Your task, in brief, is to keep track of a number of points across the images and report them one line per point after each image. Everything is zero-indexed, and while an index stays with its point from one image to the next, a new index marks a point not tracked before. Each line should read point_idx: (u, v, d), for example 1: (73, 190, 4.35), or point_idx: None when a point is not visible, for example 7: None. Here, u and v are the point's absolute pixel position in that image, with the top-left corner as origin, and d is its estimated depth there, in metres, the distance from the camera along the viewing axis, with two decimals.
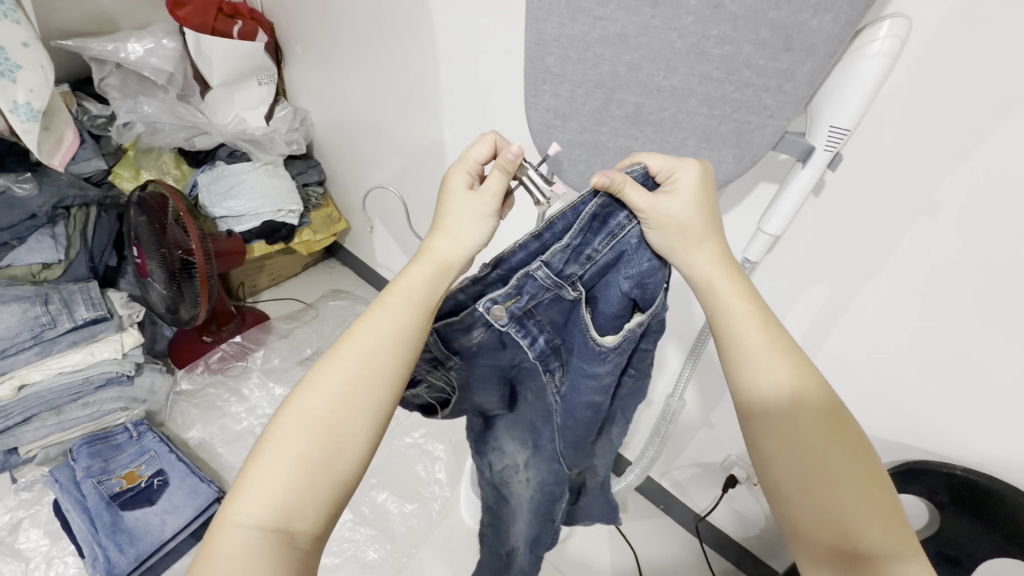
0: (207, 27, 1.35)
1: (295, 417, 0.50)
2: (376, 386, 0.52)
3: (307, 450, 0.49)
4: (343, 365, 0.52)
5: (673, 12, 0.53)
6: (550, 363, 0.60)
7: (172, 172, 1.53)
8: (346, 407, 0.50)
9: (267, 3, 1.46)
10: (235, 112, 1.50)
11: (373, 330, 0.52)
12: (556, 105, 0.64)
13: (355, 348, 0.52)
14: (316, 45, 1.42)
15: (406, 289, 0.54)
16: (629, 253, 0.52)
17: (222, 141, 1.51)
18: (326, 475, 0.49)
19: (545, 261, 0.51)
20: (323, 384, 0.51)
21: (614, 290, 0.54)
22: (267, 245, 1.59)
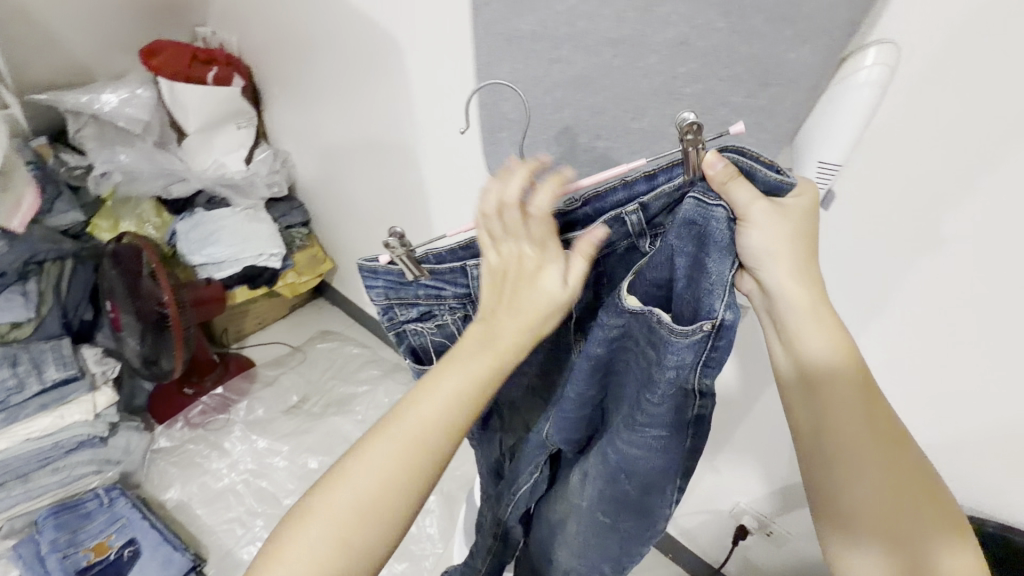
0: (181, 75, 1.33)
1: (366, 457, 0.45)
2: (453, 434, 0.46)
3: (368, 494, 0.44)
4: (420, 404, 0.46)
5: (637, 52, 0.48)
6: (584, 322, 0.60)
7: (152, 221, 1.49)
8: (419, 454, 0.45)
9: (243, 46, 1.44)
10: (215, 158, 1.48)
11: (461, 372, 0.47)
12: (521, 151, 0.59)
13: (431, 400, 0.46)
14: (293, 86, 1.40)
15: (485, 334, 0.48)
16: (700, 223, 0.46)
17: (200, 187, 1.47)
18: (377, 531, 0.44)
19: (641, 204, 0.49)
20: (390, 437, 0.46)
21: (663, 252, 0.49)
22: (250, 290, 1.55)
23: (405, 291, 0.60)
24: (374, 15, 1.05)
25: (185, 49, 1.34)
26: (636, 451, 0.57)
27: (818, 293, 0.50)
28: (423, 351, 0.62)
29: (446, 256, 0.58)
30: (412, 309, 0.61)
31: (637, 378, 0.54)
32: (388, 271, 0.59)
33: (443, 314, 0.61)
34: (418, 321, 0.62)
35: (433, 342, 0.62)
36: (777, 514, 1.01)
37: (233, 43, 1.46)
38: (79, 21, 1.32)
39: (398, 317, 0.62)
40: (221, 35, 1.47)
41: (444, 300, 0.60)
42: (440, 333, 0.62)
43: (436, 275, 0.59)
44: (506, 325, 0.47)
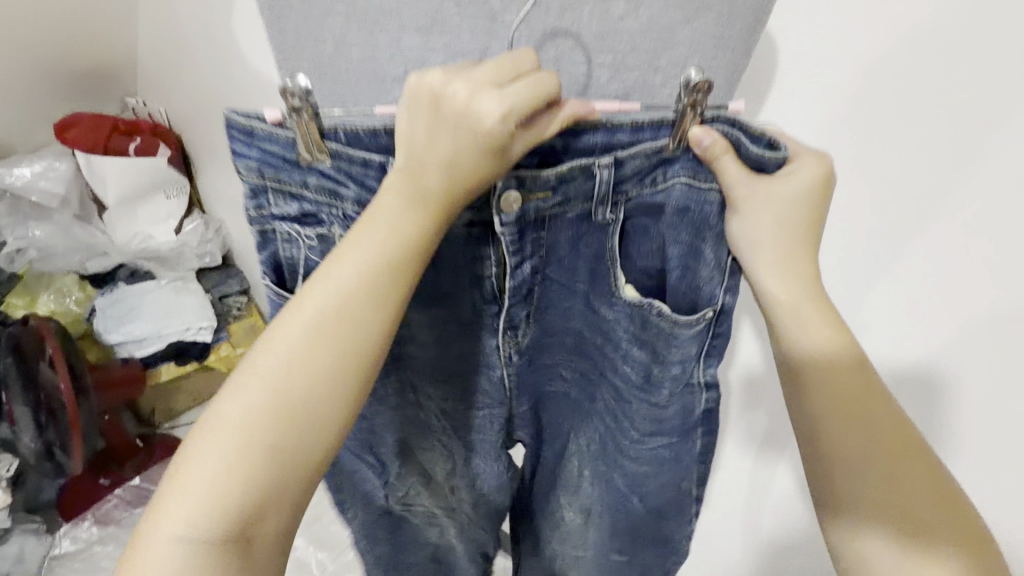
0: (99, 146, 1.30)
1: (207, 442, 0.35)
2: (322, 376, 0.37)
3: (225, 485, 0.34)
4: (268, 357, 0.37)
5: None
6: (517, 311, 0.49)
7: (73, 295, 1.35)
8: (275, 417, 0.36)
9: (173, 115, 1.39)
10: (140, 229, 1.39)
11: (314, 311, 0.37)
12: None
13: (318, 306, 0.37)
14: (219, 152, 1.33)
15: (392, 220, 0.38)
16: (694, 209, 0.44)
17: (122, 261, 1.40)
18: (286, 471, 0.36)
19: (617, 158, 0.42)
20: (268, 365, 0.37)
21: (653, 236, 0.47)
22: (177, 367, 1.42)
23: (292, 173, 0.42)
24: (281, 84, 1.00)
25: (105, 123, 1.33)
26: (636, 466, 0.58)
27: (804, 273, 0.46)
28: (289, 264, 0.47)
29: (363, 140, 0.41)
30: (293, 201, 0.44)
31: (613, 386, 0.55)
32: (273, 137, 0.41)
33: (332, 225, 0.45)
34: (296, 220, 0.45)
35: (307, 257, 0.46)
36: None
37: (162, 112, 1.41)
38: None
39: (269, 207, 0.44)
40: (151, 105, 1.43)
41: (341, 207, 0.44)
42: (319, 249, 0.46)
43: (344, 163, 0.42)
44: (362, 240, 0.38)
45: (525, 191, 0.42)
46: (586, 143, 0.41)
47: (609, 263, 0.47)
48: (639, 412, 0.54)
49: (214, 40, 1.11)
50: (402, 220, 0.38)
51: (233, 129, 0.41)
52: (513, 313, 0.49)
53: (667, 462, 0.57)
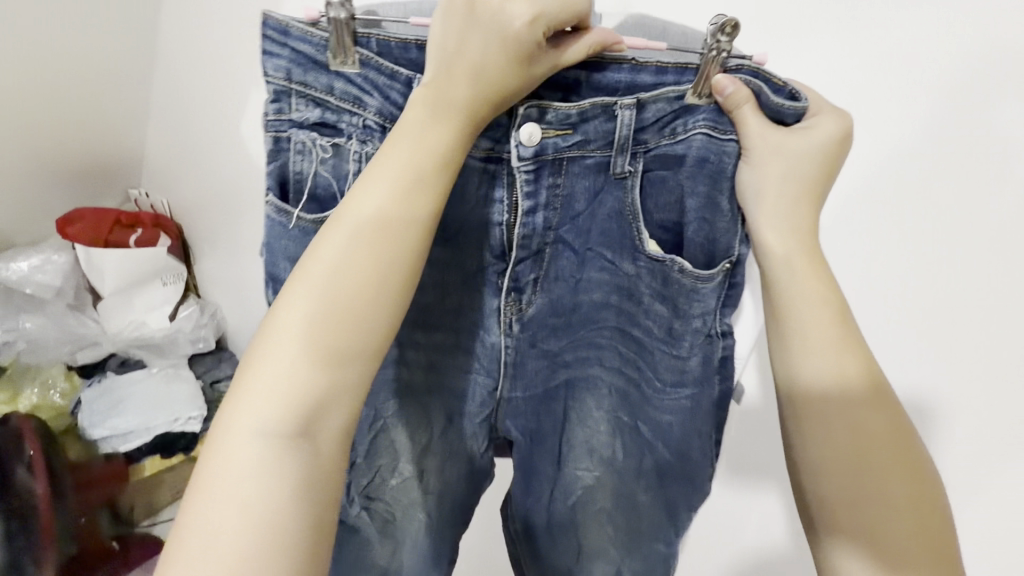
0: (99, 239, 1.32)
1: (259, 369, 0.37)
2: (356, 291, 0.38)
3: (279, 403, 0.36)
4: (305, 284, 0.38)
5: None
6: (523, 271, 0.48)
7: (58, 387, 1.32)
8: (317, 337, 0.37)
9: (174, 206, 1.43)
10: (134, 316, 1.38)
11: (347, 230, 0.39)
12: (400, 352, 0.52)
13: (359, 217, 0.39)
14: (219, 241, 1.37)
15: (422, 134, 0.40)
16: (715, 159, 0.44)
17: (113, 350, 1.37)
18: (351, 366, 0.38)
19: (639, 101, 0.42)
20: (310, 278, 0.38)
21: (671, 186, 0.46)
22: (161, 460, 1.35)
23: (320, 79, 0.44)
24: None
25: (107, 216, 1.35)
26: (663, 420, 0.51)
27: (803, 242, 0.44)
28: (296, 178, 0.45)
29: (396, 51, 0.44)
30: (316, 108, 0.45)
31: (636, 339, 0.50)
32: (309, 39, 0.43)
33: (351, 135, 0.46)
34: (312, 128, 0.45)
35: (316, 172, 0.46)
36: None
37: (164, 204, 1.45)
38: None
39: (290, 113, 0.45)
40: (153, 197, 1.47)
41: (362, 116, 0.45)
42: (331, 164, 0.46)
43: (372, 73, 0.44)
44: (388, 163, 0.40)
45: (544, 124, 0.43)
46: (605, 82, 0.43)
47: (633, 216, 0.46)
48: (663, 365, 0.49)
49: (224, 141, 1.17)
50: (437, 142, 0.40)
51: (268, 31, 0.43)
52: (520, 270, 0.49)
53: (689, 415, 0.49)
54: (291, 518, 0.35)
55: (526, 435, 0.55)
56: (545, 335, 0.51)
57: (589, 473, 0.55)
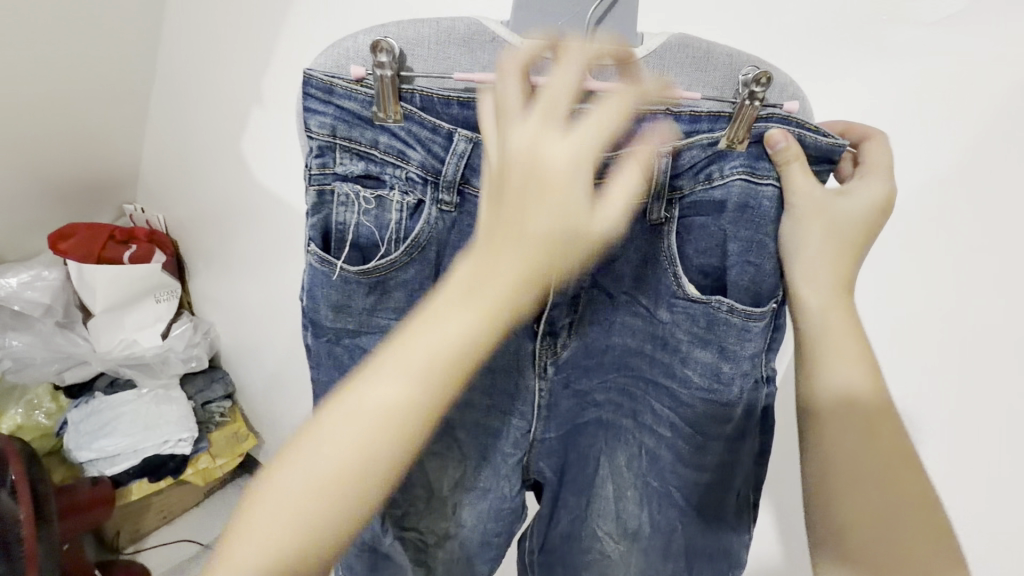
0: (92, 256, 1.28)
1: (291, 465, 0.33)
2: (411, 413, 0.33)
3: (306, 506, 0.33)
4: (359, 394, 0.33)
5: None
6: (558, 317, 0.43)
7: (45, 406, 1.28)
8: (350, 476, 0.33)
9: (171, 221, 1.41)
10: (124, 335, 1.33)
11: (416, 345, 0.33)
12: None
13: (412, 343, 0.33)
14: (216, 258, 1.34)
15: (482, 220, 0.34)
16: (757, 205, 0.38)
17: (103, 369, 1.32)
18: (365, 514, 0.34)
19: (673, 149, 0.37)
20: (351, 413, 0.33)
21: (712, 231, 0.39)
22: (150, 484, 1.32)
23: (364, 133, 0.36)
24: (289, 199, 1.04)
25: (100, 233, 1.32)
26: (689, 476, 0.45)
27: (847, 290, 0.41)
28: (337, 229, 0.38)
29: (438, 107, 0.36)
30: (361, 161, 0.37)
31: (667, 390, 0.44)
32: (353, 96, 0.35)
33: (396, 188, 0.38)
34: (356, 180, 0.38)
35: (359, 225, 0.38)
36: None
37: (160, 219, 1.43)
38: None
39: (333, 167, 0.37)
40: (149, 212, 1.44)
41: (406, 170, 0.38)
42: (372, 215, 0.38)
43: (415, 128, 0.36)
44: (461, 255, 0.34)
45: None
46: (640, 131, 0.37)
47: (668, 263, 0.40)
48: (704, 416, 0.42)
49: (223, 156, 1.15)
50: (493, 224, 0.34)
51: (309, 88, 0.35)
52: (554, 317, 0.43)
53: (721, 472, 0.45)
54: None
55: (559, 472, 0.51)
56: (578, 375, 0.47)
57: (614, 532, 0.52)
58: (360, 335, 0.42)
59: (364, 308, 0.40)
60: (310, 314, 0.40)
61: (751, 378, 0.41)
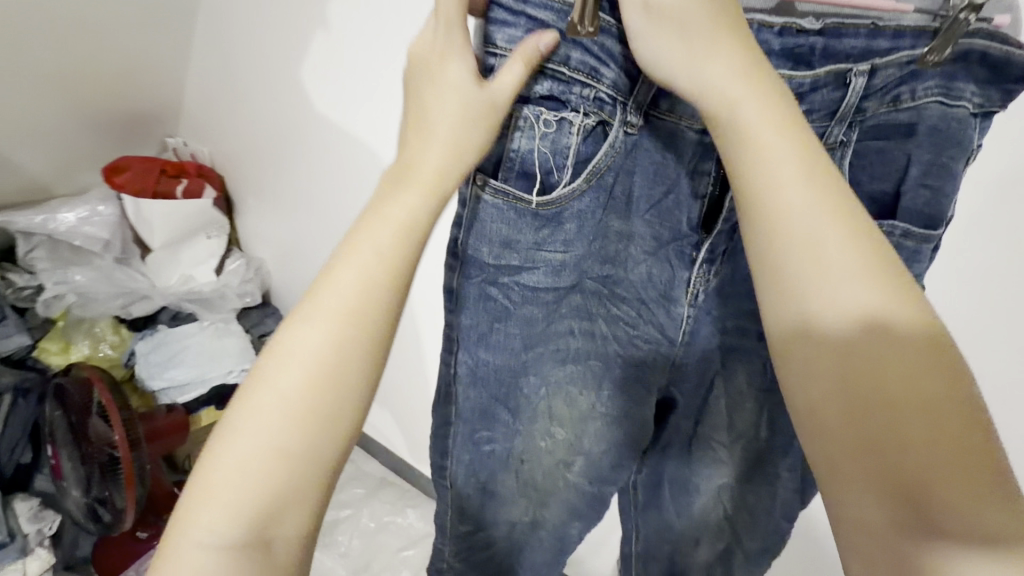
0: (147, 190, 1.30)
1: (292, 363, 0.39)
2: (373, 310, 0.40)
3: (295, 412, 0.39)
4: (325, 301, 0.40)
5: (670, 215, 0.48)
6: (716, 245, 0.48)
7: (108, 339, 1.32)
8: (274, 429, 0.39)
9: (216, 156, 1.39)
10: (181, 271, 1.39)
11: (368, 251, 0.40)
12: (522, 337, 0.50)
13: (299, 345, 0.39)
14: (266, 192, 1.32)
15: (311, 317, 0.40)
16: (948, 127, 0.41)
17: (164, 303, 1.36)
18: (307, 459, 0.39)
19: (872, 67, 0.40)
20: (269, 387, 0.39)
21: (893, 155, 0.43)
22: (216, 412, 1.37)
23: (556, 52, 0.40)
24: (352, 131, 1.02)
25: (154, 165, 1.34)
26: None
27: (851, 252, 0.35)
28: (511, 155, 0.43)
29: None
30: (548, 81, 0.41)
31: None
32: (548, 5, 0.39)
33: (578, 109, 0.42)
34: (537, 102, 0.42)
35: (534, 148, 0.42)
36: None
37: (204, 153, 1.40)
38: (38, 141, 1.23)
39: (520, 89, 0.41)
40: (192, 145, 1.42)
41: (596, 90, 0.41)
42: (550, 139, 0.43)
43: (608, 42, 0.40)
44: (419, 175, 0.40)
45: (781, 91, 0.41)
46: (838, 49, 0.40)
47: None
48: None
49: (277, 85, 1.13)
50: (462, 123, 0.39)
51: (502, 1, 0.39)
52: (713, 244, 0.49)
53: None
54: (304, 514, 0.40)
55: (682, 388, 0.56)
56: (723, 302, 0.51)
57: (729, 441, 0.57)
58: (523, 272, 0.47)
59: (530, 245, 0.46)
60: (471, 251, 0.45)
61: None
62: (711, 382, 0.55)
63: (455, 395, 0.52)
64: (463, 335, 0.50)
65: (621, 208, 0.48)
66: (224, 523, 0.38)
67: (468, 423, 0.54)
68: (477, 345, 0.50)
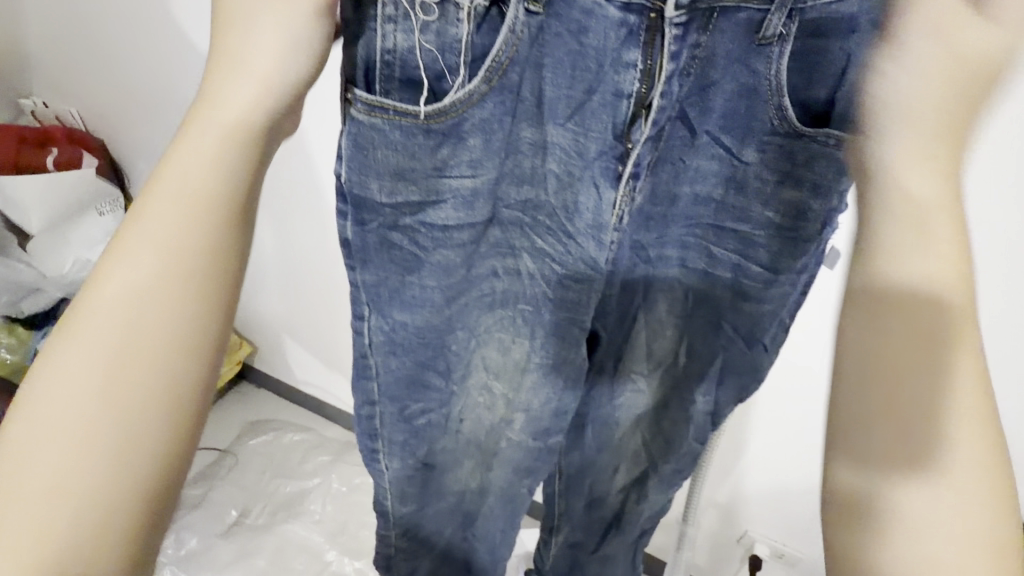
0: (9, 164, 1.12)
1: (78, 339, 0.32)
2: (190, 256, 0.34)
3: (90, 394, 0.32)
4: (129, 255, 0.33)
5: (586, 117, 0.41)
6: (643, 156, 0.42)
7: (2, 341, 1.16)
8: (75, 414, 0.31)
9: (87, 116, 1.19)
10: (75, 253, 1.19)
11: (178, 181, 0.34)
12: (436, 283, 0.47)
13: (97, 311, 0.33)
14: (157, 154, 1.15)
15: (116, 276, 0.33)
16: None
17: (63, 294, 1.17)
18: (112, 450, 0.31)
19: None
20: (59, 370, 0.32)
21: (832, 56, 0.38)
22: None
23: None
24: None
25: (8, 133, 1.13)
26: (761, 308, 0.49)
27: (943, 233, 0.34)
28: (385, 55, 0.36)
29: None
30: None
31: (736, 232, 0.47)
32: None
33: None
34: None
35: (415, 44, 0.36)
36: (780, 535, 0.94)
37: (72, 114, 1.20)
38: None
39: None
40: (54, 105, 1.20)
41: None
42: (436, 31, 0.37)
43: None
44: (229, 110, 0.33)
45: None
46: None
47: (772, 93, 0.40)
48: (772, 252, 0.46)
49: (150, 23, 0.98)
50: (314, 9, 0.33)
51: None
52: (639, 156, 0.42)
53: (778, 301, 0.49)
54: (131, 515, 0.32)
55: (614, 326, 0.56)
56: (646, 225, 0.48)
57: (641, 366, 0.59)
58: (425, 209, 0.43)
59: (432, 172, 0.41)
60: (358, 188, 0.40)
61: (836, 215, 0.43)
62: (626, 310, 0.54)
63: (374, 364, 0.50)
64: (371, 295, 0.46)
65: (532, 114, 0.42)
66: (12, 539, 0.30)
67: (392, 395, 0.52)
68: (391, 304, 0.47)
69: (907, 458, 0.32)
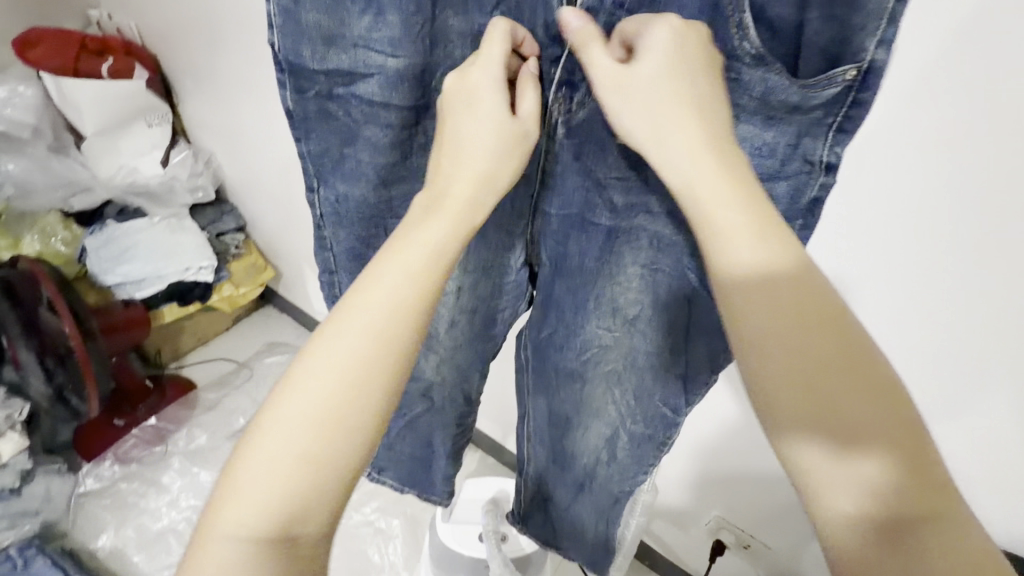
0: (68, 68, 1.20)
1: (338, 333, 0.39)
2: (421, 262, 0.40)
3: (343, 380, 0.38)
4: (387, 268, 0.40)
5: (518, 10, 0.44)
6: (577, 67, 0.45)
7: (59, 234, 1.26)
8: (335, 393, 0.37)
9: (144, 31, 1.26)
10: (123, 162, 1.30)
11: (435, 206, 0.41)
12: (370, 160, 0.50)
13: (356, 314, 0.39)
14: (201, 72, 1.21)
15: (377, 286, 0.39)
16: None
17: (108, 197, 1.29)
18: (350, 427, 0.37)
19: None
20: (323, 357, 0.38)
21: None
22: (180, 309, 1.34)
23: None
24: None
25: (71, 41, 1.22)
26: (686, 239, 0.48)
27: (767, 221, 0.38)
28: None
29: None
30: None
31: None
32: None
33: None
34: None
35: None
36: (746, 523, 0.93)
37: (132, 28, 1.27)
38: None
39: None
40: (117, 19, 1.28)
41: None
42: None
43: None
44: (472, 140, 0.42)
45: None
46: None
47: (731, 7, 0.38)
48: None
49: None
50: None
51: None
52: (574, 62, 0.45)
53: None
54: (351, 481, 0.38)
55: (554, 258, 0.55)
56: (592, 147, 0.48)
57: (608, 320, 0.56)
58: (355, 82, 0.46)
59: (358, 41, 0.44)
60: (293, 57, 0.45)
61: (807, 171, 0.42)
62: (566, 239, 0.53)
63: (329, 237, 0.56)
64: (318, 166, 0.52)
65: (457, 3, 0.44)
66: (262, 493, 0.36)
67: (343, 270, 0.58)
68: (332, 172, 0.52)
69: (823, 435, 0.34)
